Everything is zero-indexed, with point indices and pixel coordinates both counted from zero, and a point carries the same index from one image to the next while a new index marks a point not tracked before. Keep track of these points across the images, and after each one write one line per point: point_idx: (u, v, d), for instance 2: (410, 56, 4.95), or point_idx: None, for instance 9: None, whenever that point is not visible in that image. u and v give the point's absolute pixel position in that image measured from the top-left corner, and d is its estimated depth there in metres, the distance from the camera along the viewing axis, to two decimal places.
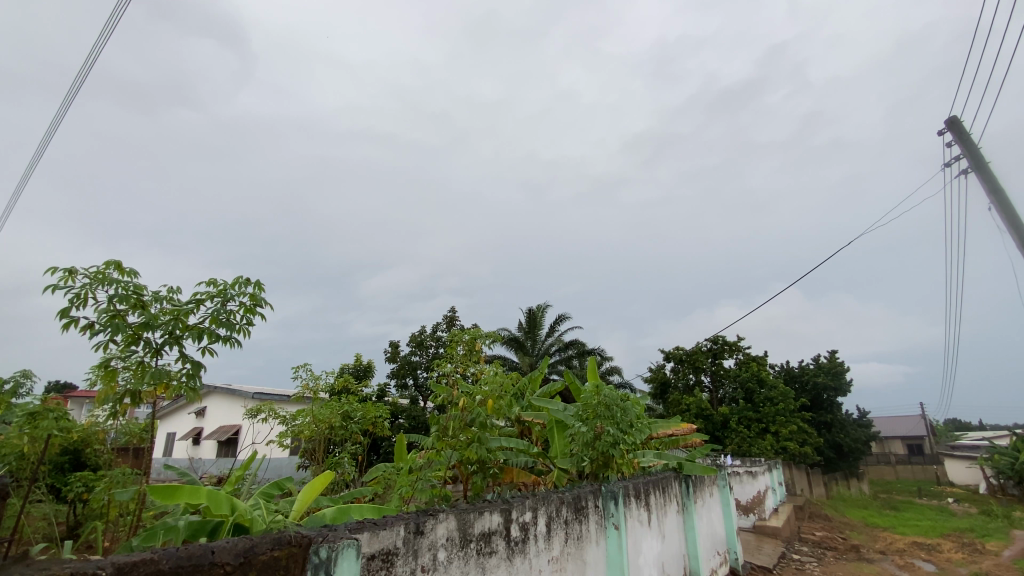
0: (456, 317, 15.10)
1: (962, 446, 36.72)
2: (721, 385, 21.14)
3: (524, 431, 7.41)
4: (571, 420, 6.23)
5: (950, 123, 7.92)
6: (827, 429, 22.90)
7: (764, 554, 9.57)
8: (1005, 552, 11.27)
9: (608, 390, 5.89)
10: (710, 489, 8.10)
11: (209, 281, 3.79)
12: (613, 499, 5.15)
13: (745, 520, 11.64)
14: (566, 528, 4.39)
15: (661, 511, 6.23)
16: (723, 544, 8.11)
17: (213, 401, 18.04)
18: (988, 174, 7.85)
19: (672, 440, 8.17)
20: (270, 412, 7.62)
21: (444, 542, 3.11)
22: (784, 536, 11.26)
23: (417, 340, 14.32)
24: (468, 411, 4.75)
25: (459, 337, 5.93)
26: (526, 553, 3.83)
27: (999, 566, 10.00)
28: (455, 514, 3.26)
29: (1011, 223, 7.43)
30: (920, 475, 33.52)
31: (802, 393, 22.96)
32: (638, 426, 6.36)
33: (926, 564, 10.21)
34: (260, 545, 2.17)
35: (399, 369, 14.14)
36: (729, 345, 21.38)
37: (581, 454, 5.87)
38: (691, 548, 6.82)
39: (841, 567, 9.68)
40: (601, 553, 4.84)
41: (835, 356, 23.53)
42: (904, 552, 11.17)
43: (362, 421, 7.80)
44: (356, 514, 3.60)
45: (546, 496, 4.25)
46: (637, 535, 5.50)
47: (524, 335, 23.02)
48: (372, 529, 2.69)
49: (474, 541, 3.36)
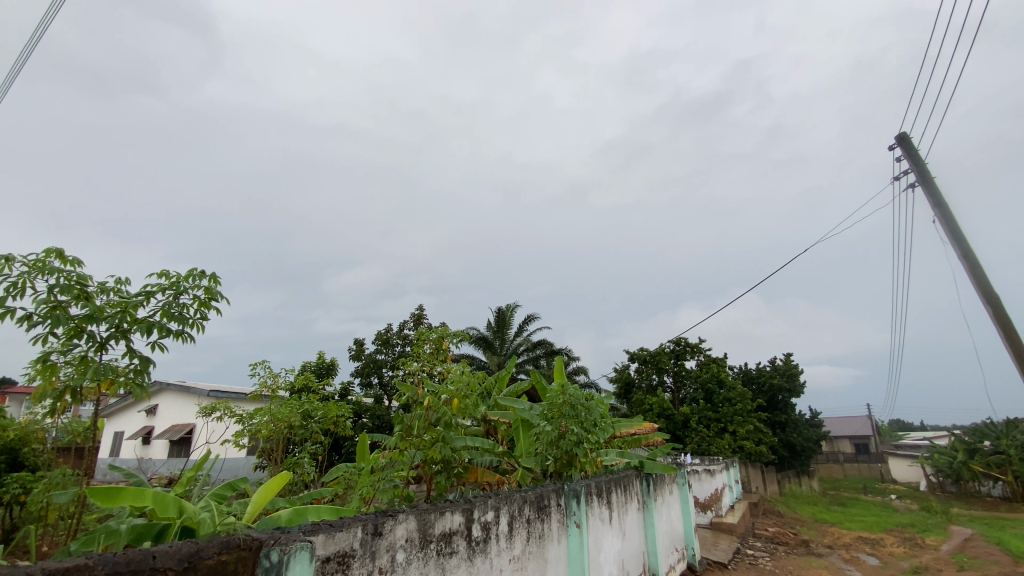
0: (424, 314, 14.92)
1: (904, 446, 38.86)
2: (683, 385, 21.66)
3: (490, 430, 7.40)
4: (537, 419, 6.25)
5: (900, 139, 8.34)
6: (782, 428, 23.81)
7: (719, 550, 9.87)
8: (943, 546, 11.96)
9: (573, 390, 5.93)
10: (670, 488, 8.28)
11: (161, 273, 3.62)
12: (575, 497, 5.20)
13: (703, 517, 11.94)
14: (528, 527, 4.40)
15: (621, 509, 6.33)
16: (681, 541, 8.30)
17: (166, 399, 17.27)
18: (933, 188, 8.32)
19: (634, 439, 8.32)
20: (226, 410, 7.33)
21: (403, 544, 3.06)
22: (739, 532, 11.64)
23: (383, 338, 14.11)
24: (433, 411, 4.72)
25: (426, 335, 5.83)
26: (487, 552, 3.81)
27: (938, 560, 10.57)
28: (415, 515, 3.22)
29: (953, 235, 7.90)
30: (865, 472, 35.24)
31: (759, 394, 23.80)
32: (602, 425, 6.43)
33: (870, 558, 10.75)
34: (207, 548, 2.08)
35: (364, 367, 13.89)
36: (690, 347, 21.98)
37: (545, 453, 5.93)
38: (651, 545, 6.95)
39: (793, 561, 10.09)
40: (562, 551, 4.88)
41: (790, 359, 24.47)
42: (850, 546, 11.72)
43: (323, 420, 7.58)
44: (313, 515, 3.51)
45: (509, 496, 4.25)
46: (598, 533, 5.57)
47: (492, 335, 23.02)
48: (328, 531, 2.62)
49: (435, 542, 3.33)
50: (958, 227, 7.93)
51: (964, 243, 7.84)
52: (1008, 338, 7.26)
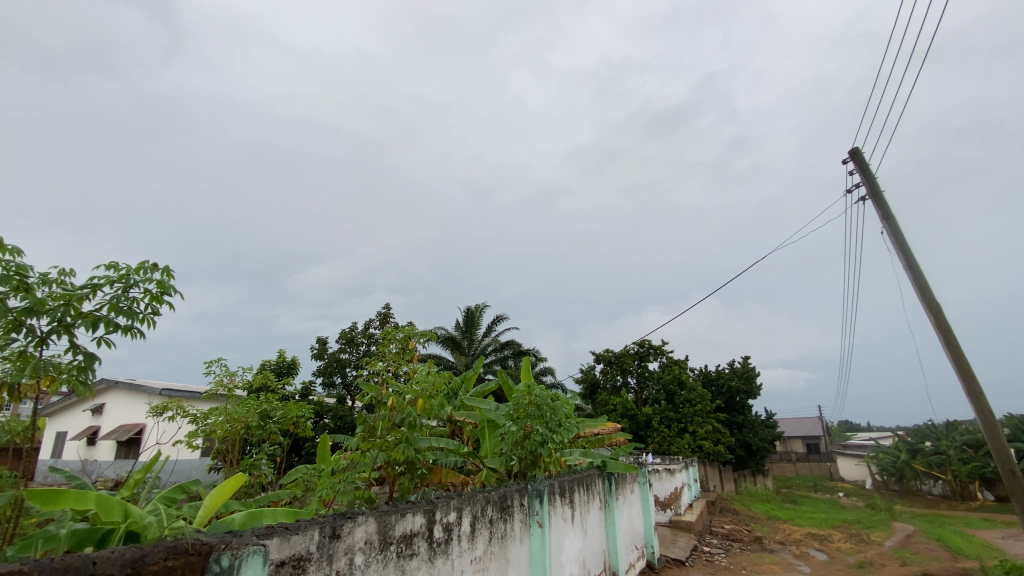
0: (390, 312, 14.72)
1: (851, 446, 40.85)
2: (646, 386, 22.11)
3: (456, 431, 7.37)
4: (502, 420, 6.26)
5: (853, 154, 8.76)
6: (739, 429, 24.65)
7: (677, 547, 10.11)
8: (886, 541, 12.62)
9: (539, 390, 5.97)
10: (631, 487, 8.43)
11: (109, 264, 3.44)
12: (538, 496, 5.23)
13: (662, 515, 12.22)
14: (491, 527, 4.40)
15: (584, 508, 6.40)
16: (641, 539, 8.47)
17: (114, 398, 16.40)
18: (881, 201, 8.79)
19: (598, 439, 8.43)
20: (179, 409, 7.03)
21: (362, 546, 3.02)
22: (697, 530, 11.98)
23: (348, 337, 13.84)
24: (397, 411, 4.67)
25: (392, 334, 5.75)
26: (448, 553, 3.79)
27: (881, 554, 11.15)
28: (375, 517, 3.17)
29: (900, 246, 8.36)
30: (815, 471, 36.88)
31: (718, 395, 24.57)
32: (567, 425, 6.49)
33: (819, 553, 11.25)
34: (153, 553, 2.00)
35: (326, 366, 13.59)
36: (654, 349, 22.47)
37: (510, 453, 5.94)
38: (611, 544, 7.06)
39: (746, 557, 10.45)
40: (524, 550, 4.90)
41: (748, 362, 25.34)
42: (800, 542, 12.24)
43: (283, 420, 7.35)
44: (268, 518, 3.41)
45: (472, 496, 4.24)
46: (560, 532, 5.61)
47: (461, 335, 22.91)
48: (283, 533, 2.56)
49: (395, 544, 3.29)
50: (904, 238, 8.40)
51: (909, 254, 8.31)
52: (947, 344, 7.73)
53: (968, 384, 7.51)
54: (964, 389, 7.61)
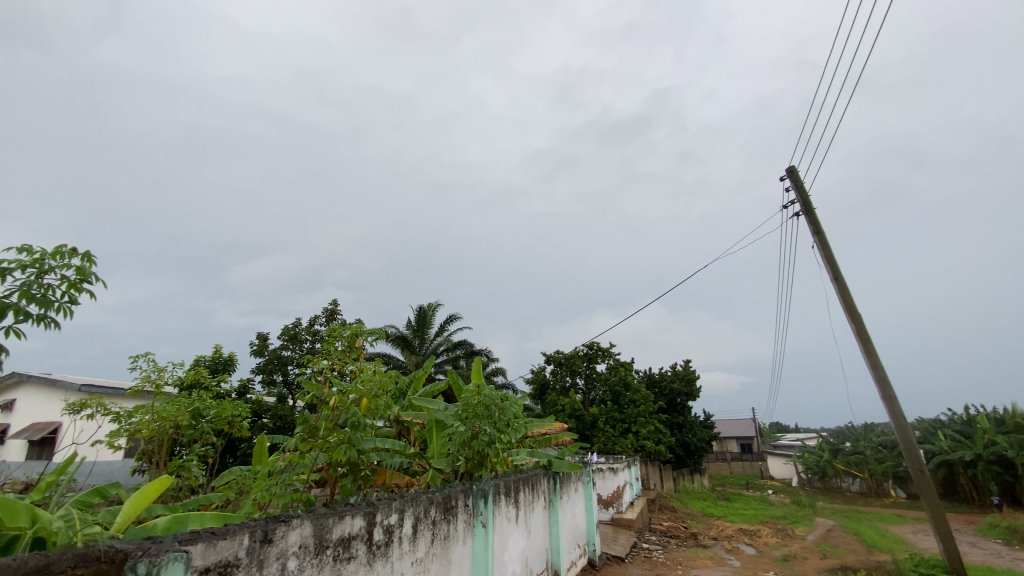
0: (338, 309, 14.30)
1: (780, 446, 43.46)
2: (594, 387, 22.61)
3: (403, 431, 7.25)
4: (450, 420, 6.21)
5: (790, 172, 9.32)
6: (678, 429, 25.67)
7: (617, 544, 10.41)
8: (809, 535, 13.53)
9: (488, 390, 5.97)
10: (575, 486, 8.60)
11: (21, 247, 3.15)
12: (483, 497, 5.25)
13: (604, 513, 12.52)
14: (433, 528, 4.36)
15: (528, 507, 6.46)
16: (583, 537, 8.64)
17: (26, 394, 14.96)
18: (813, 216, 9.40)
19: (545, 439, 8.54)
20: (99, 407, 6.50)
21: (295, 551, 2.91)
22: (636, 527, 12.36)
23: (291, 333, 13.33)
24: (340, 412, 4.54)
25: (338, 331, 5.58)
26: (388, 556, 3.73)
27: (804, 548, 11.93)
28: (311, 519, 3.07)
29: (828, 259, 8.98)
30: (747, 470, 38.97)
31: (660, 396, 25.49)
32: (515, 425, 6.52)
33: (748, 547, 11.90)
34: (60, 562, 1.85)
35: (266, 364, 13.05)
36: (602, 350, 23.01)
37: (456, 454, 5.91)
38: (554, 542, 7.16)
39: (682, 553, 10.90)
40: (467, 551, 4.88)
41: (689, 366, 26.40)
42: (732, 537, 12.89)
43: (216, 420, 6.95)
44: (195, 523, 3.25)
45: (414, 497, 4.19)
46: (503, 532, 5.64)
47: (412, 333, 22.58)
48: (209, 539, 2.43)
49: (331, 548, 3.19)
50: (833, 254, 9.02)
51: (836, 267, 8.93)
52: (867, 352, 8.36)
53: (883, 389, 8.16)
54: (880, 394, 8.27)
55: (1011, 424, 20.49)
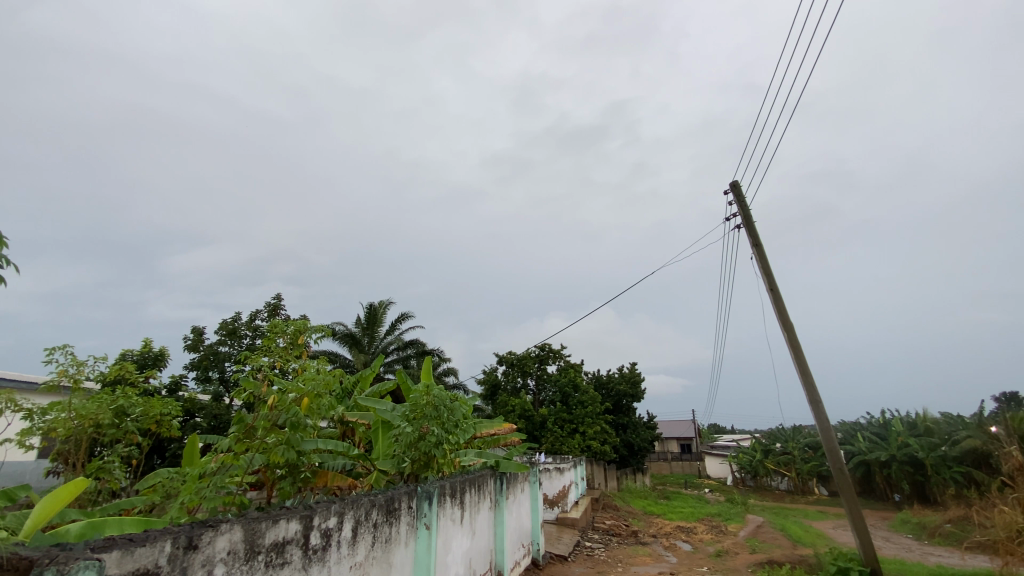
0: (281, 304, 13.73)
1: (717, 446, 45.60)
2: (544, 388, 22.87)
3: (347, 432, 7.07)
4: (397, 420, 6.10)
5: (734, 186, 9.79)
6: (623, 430, 26.40)
7: (561, 543, 10.59)
8: (740, 532, 14.29)
9: (438, 391, 5.91)
10: (522, 486, 8.67)
11: None
12: (427, 499, 5.19)
13: (549, 513, 12.68)
14: (375, 532, 4.28)
15: (473, 508, 6.45)
16: (528, 537, 8.71)
17: None
18: (753, 229, 9.93)
19: (493, 439, 8.54)
20: (6, 403, 5.94)
21: (223, 558, 2.77)
22: (580, 526, 12.62)
23: (230, 328, 12.71)
24: (279, 412, 4.36)
25: (281, 328, 5.36)
26: (325, 561, 3.62)
27: (735, 544, 12.58)
28: (242, 524, 2.94)
29: (765, 270, 9.51)
30: (687, 469, 40.63)
31: (607, 398, 26.15)
32: (463, 426, 6.49)
33: (685, 544, 12.42)
34: None
35: (201, 360, 12.38)
36: (553, 352, 23.31)
37: (402, 455, 5.82)
38: (498, 543, 7.19)
39: (623, 550, 11.22)
40: (409, 554, 4.82)
41: (636, 368, 27.22)
42: (670, 535, 13.41)
43: (143, 418, 6.51)
44: (112, 528, 3.04)
45: (356, 500, 4.08)
46: (447, 534, 5.60)
47: (361, 331, 22.03)
48: (125, 546, 2.27)
49: (263, 553, 3.06)
50: (770, 265, 9.55)
51: (772, 277, 9.48)
52: (797, 359, 8.92)
53: (810, 394, 8.73)
54: (807, 397, 8.84)
55: (922, 428, 22.40)
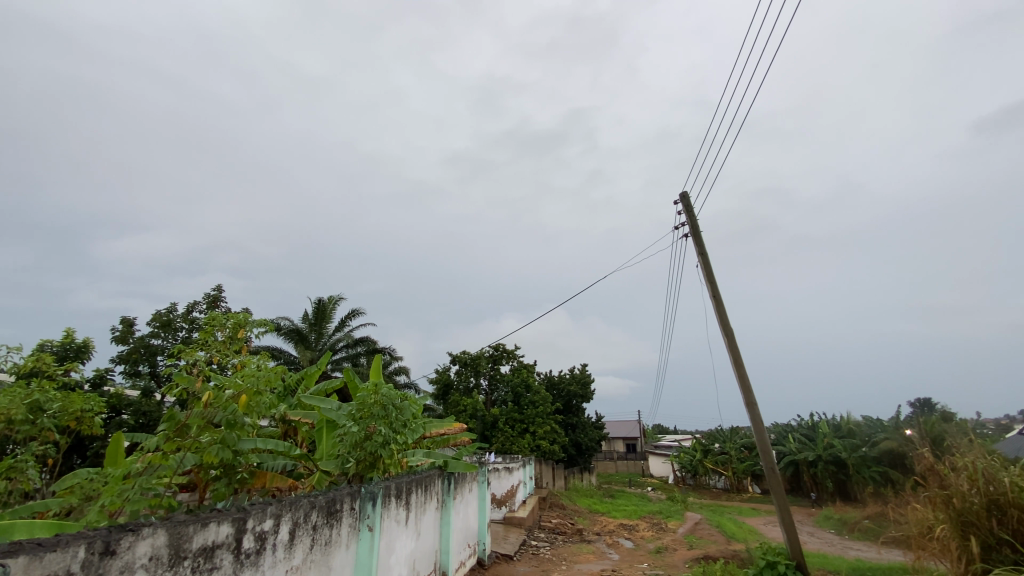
0: (222, 295, 13.07)
1: (661, 446, 47.20)
2: (496, 388, 22.90)
3: (289, 432, 6.82)
4: (342, 420, 5.93)
5: (683, 197, 10.17)
6: (572, 429, 26.89)
7: (507, 542, 10.65)
8: (679, 529, 14.87)
9: (386, 389, 5.79)
10: (470, 486, 8.64)
11: None
12: (371, 500, 5.09)
13: (497, 512, 12.71)
14: (314, 535, 4.15)
15: (419, 509, 6.38)
16: (474, 537, 8.69)
17: None
18: (700, 238, 10.34)
19: (443, 439, 8.47)
20: None
21: (144, 564, 2.61)
22: (527, 525, 12.73)
23: (163, 320, 11.96)
24: (215, 409, 4.15)
25: (219, 320, 5.10)
26: (259, 565, 3.47)
27: (674, 540, 13.10)
28: (166, 527, 2.77)
29: (709, 278, 9.93)
30: (631, 468, 41.80)
31: (558, 398, 26.53)
32: (411, 425, 6.40)
33: (626, 541, 12.79)
34: None
35: (130, 353, 11.59)
36: (507, 352, 23.39)
37: (347, 455, 5.69)
38: (444, 543, 7.15)
39: (567, 549, 11.42)
40: (350, 555, 4.71)
41: (586, 369, 27.75)
42: (613, 532, 13.77)
43: (62, 414, 6.01)
44: (19, 532, 2.81)
45: (294, 501, 3.95)
46: (391, 535, 5.51)
47: (308, 327, 21.30)
48: (34, 551, 2.10)
49: (189, 559, 2.91)
50: (714, 274, 9.97)
51: (716, 285, 9.91)
52: (736, 364, 9.37)
53: (747, 397, 9.19)
54: (744, 400, 9.30)
55: (845, 430, 24.05)
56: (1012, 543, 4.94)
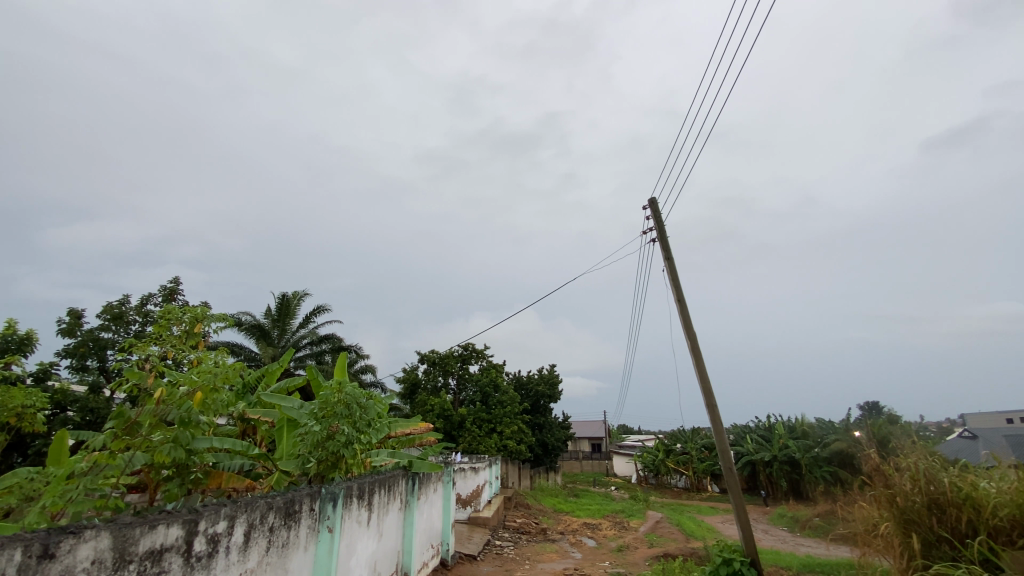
0: (178, 288, 12.57)
1: (625, 446, 48.00)
2: (465, 387, 22.82)
3: (248, 431, 6.62)
4: (304, 419, 5.79)
5: (652, 203, 10.38)
6: (539, 429, 27.05)
7: (471, 543, 10.61)
8: (641, 527, 15.17)
9: (350, 388, 5.68)
10: (434, 486, 8.58)
11: None
12: (331, 501, 5.00)
13: (461, 512, 12.65)
14: (270, 537, 4.05)
15: (382, 510, 6.29)
16: (437, 538, 8.63)
17: None
18: (666, 243, 10.57)
19: (408, 439, 8.39)
20: None
21: (86, 568, 2.50)
22: (491, 525, 12.73)
23: (115, 312, 11.41)
24: (167, 407, 4.00)
25: (175, 314, 4.91)
26: (211, 569, 3.36)
27: (635, 539, 13.35)
28: (111, 530, 2.66)
29: (674, 282, 10.16)
30: (596, 468, 42.34)
31: (526, 398, 26.64)
32: (376, 425, 6.30)
33: (589, 540, 12.95)
34: None
35: (78, 346, 11.02)
36: (476, 352, 23.33)
37: (308, 455, 5.58)
38: (407, 544, 7.08)
39: (531, 548, 11.48)
40: (308, 558, 4.61)
41: (554, 370, 27.96)
42: (576, 531, 13.91)
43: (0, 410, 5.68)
44: None
45: (250, 502, 3.84)
46: (351, 537, 5.42)
47: (271, 323, 20.72)
48: None
49: (135, 562, 2.78)
50: (679, 279, 10.21)
51: (681, 289, 10.15)
52: (698, 367, 9.61)
53: (707, 398, 9.45)
54: (705, 402, 9.56)
55: (800, 431, 25.03)
56: (949, 540, 5.24)
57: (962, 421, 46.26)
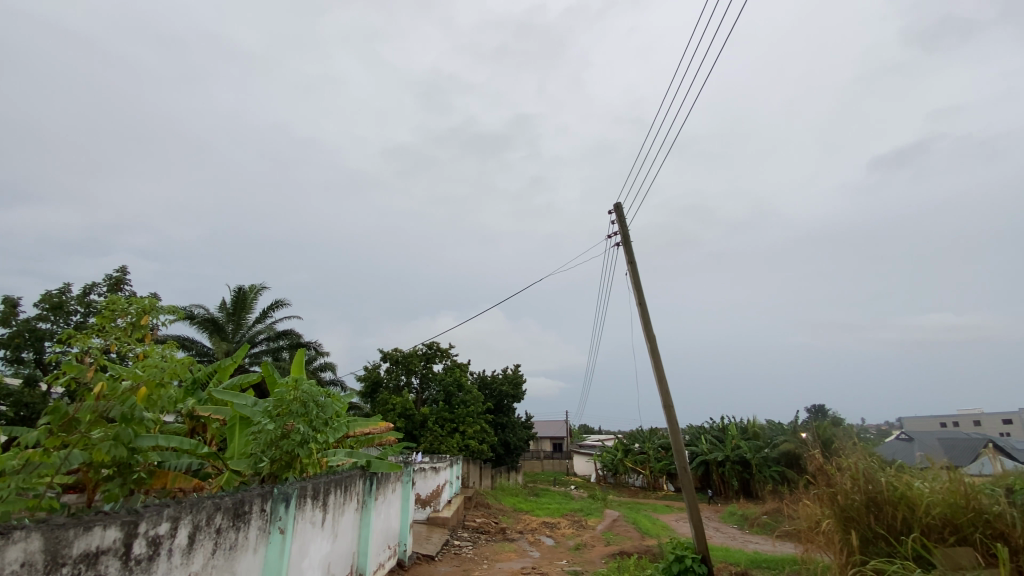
0: (126, 278, 11.94)
1: (585, 446, 48.70)
2: (428, 386, 22.62)
3: (198, 429, 6.36)
4: (257, 417, 5.61)
5: (617, 208, 10.55)
6: (502, 429, 27.09)
7: (429, 543, 10.52)
8: (598, 525, 15.43)
9: (307, 386, 5.52)
10: (393, 486, 8.47)
11: None
12: (284, 501, 4.86)
13: (420, 512, 12.52)
14: (217, 538, 3.90)
15: (337, 510, 6.16)
16: (395, 538, 8.52)
17: None
18: (630, 247, 10.77)
19: (367, 438, 8.25)
20: None
21: (14, 571, 2.36)
22: (450, 525, 12.66)
23: (54, 302, 10.74)
24: (108, 402, 3.80)
25: (121, 305, 4.65)
26: (152, 572, 3.22)
27: (592, 537, 13.57)
28: (42, 531, 2.51)
29: (636, 286, 10.38)
30: (557, 467, 42.73)
31: (489, 398, 26.63)
32: (333, 424, 6.16)
33: (548, 539, 13.08)
34: None
35: (11, 337, 10.31)
36: (440, 351, 23.16)
37: (261, 454, 5.41)
38: (362, 545, 6.96)
39: (489, 548, 11.49)
40: (257, 560, 4.47)
41: (518, 370, 28.06)
42: (535, 531, 14.02)
43: None
44: None
45: (196, 503, 3.70)
46: (304, 538, 5.28)
47: (225, 318, 19.99)
48: None
49: (69, 565, 2.64)
50: (641, 284, 10.44)
51: (642, 292, 10.37)
52: (657, 369, 9.85)
53: (665, 400, 9.70)
54: (663, 403, 9.81)
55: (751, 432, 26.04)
56: (885, 536, 5.54)
57: (899, 425, 49.19)
